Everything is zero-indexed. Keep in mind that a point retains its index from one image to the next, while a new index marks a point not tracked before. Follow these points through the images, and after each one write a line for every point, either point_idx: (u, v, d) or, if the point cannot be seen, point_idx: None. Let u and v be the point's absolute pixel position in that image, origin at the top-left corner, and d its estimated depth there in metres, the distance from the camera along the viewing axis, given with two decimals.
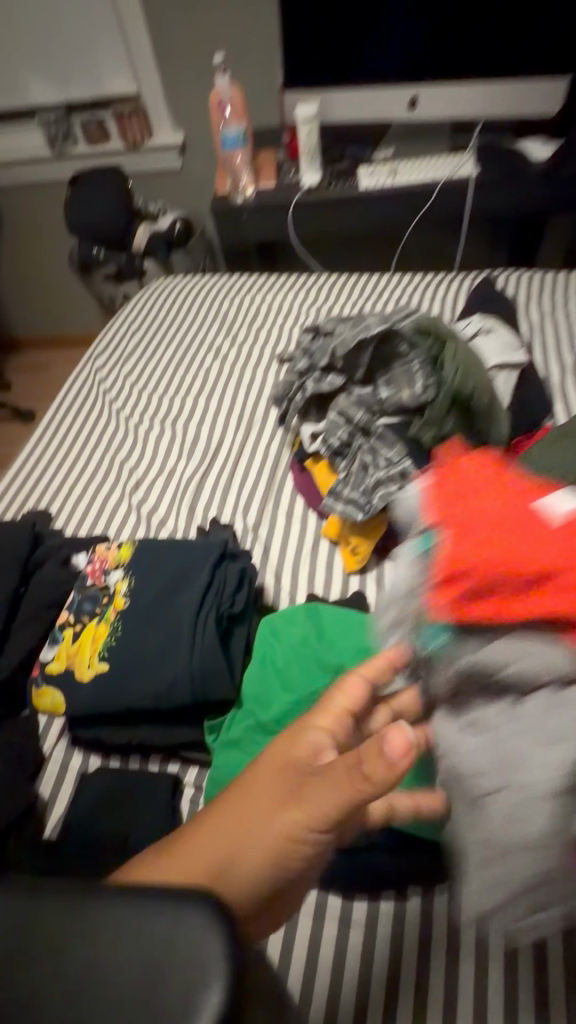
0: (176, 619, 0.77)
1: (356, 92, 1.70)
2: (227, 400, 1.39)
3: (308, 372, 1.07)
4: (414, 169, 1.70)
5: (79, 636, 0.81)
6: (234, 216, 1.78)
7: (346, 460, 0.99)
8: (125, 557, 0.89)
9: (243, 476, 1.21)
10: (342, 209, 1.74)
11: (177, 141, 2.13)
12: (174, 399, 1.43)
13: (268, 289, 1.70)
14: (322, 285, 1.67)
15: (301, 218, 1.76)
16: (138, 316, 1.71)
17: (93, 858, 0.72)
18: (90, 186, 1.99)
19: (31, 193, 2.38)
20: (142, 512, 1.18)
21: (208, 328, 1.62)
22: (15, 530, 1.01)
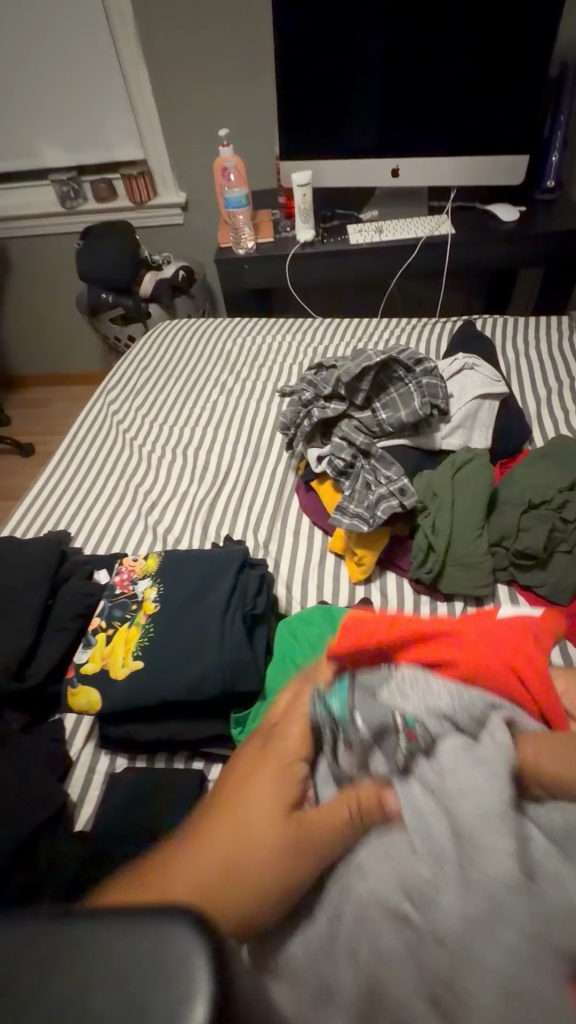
0: (205, 618, 0.84)
1: (345, 163, 1.92)
2: (234, 428, 1.51)
3: (313, 402, 1.17)
4: (398, 228, 1.90)
5: (113, 638, 0.87)
6: (235, 267, 1.95)
7: (351, 478, 1.09)
8: (152, 567, 0.96)
9: (251, 497, 1.31)
10: (334, 262, 1.92)
11: (180, 200, 2.32)
12: (184, 429, 1.53)
13: (267, 331, 1.85)
14: (317, 328, 1.83)
15: (297, 269, 1.94)
16: (146, 355, 1.83)
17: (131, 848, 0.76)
18: (101, 239, 2.16)
19: (40, 244, 2.54)
20: (157, 531, 1.26)
21: (213, 365, 1.75)
22: (44, 546, 1.08)
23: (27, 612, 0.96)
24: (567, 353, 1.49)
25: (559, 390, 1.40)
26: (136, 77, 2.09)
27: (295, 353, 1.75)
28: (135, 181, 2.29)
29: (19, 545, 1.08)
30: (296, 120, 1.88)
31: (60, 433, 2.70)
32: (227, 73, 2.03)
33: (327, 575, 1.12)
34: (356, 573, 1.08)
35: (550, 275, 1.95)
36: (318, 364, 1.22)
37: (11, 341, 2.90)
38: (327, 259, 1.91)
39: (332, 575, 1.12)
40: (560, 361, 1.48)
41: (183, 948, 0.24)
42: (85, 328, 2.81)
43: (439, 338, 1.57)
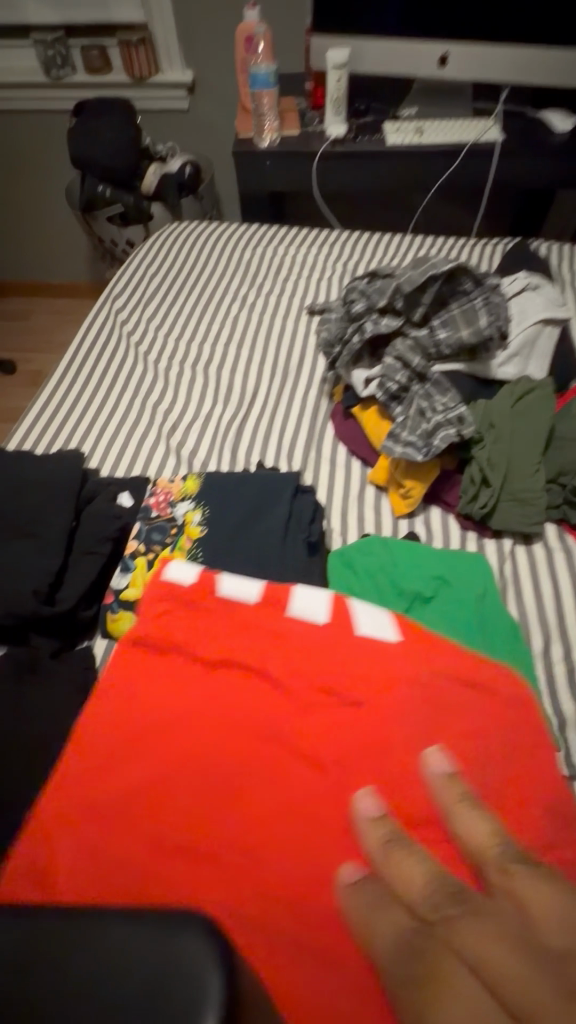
0: (267, 546, 0.79)
1: (387, 45, 1.67)
2: (258, 347, 1.37)
3: (362, 317, 1.06)
4: (441, 131, 1.70)
5: (154, 563, 0.81)
6: (255, 164, 1.72)
7: (403, 404, 1.00)
8: (192, 489, 0.88)
9: (282, 421, 1.21)
10: (368, 163, 1.71)
11: (187, 79, 2.01)
12: (203, 345, 1.39)
13: (291, 242, 1.67)
14: (345, 241, 1.66)
15: (325, 172, 1.73)
16: (155, 261, 1.64)
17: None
18: (97, 118, 1.87)
19: (22, 123, 2.19)
20: (180, 455, 1.16)
21: (230, 276, 1.57)
22: (66, 463, 0.98)
23: (54, 533, 0.88)
24: None
25: None
26: None
27: (323, 268, 1.59)
28: (135, 50, 1.96)
29: (38, 461, 0.98)
30: None
31: (46, 349, 2.45)
32: None
33: (368, 508, 1.06)
34: (400, 507, 1.02)
35: None
36: (368, 274, 1.10)
37: None
38: (359, 158, 1.70)
39: (373, 508, 1.05)
40: None
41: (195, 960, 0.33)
42: (74, 230, 2.50)
43: (485, 259, 1.44)
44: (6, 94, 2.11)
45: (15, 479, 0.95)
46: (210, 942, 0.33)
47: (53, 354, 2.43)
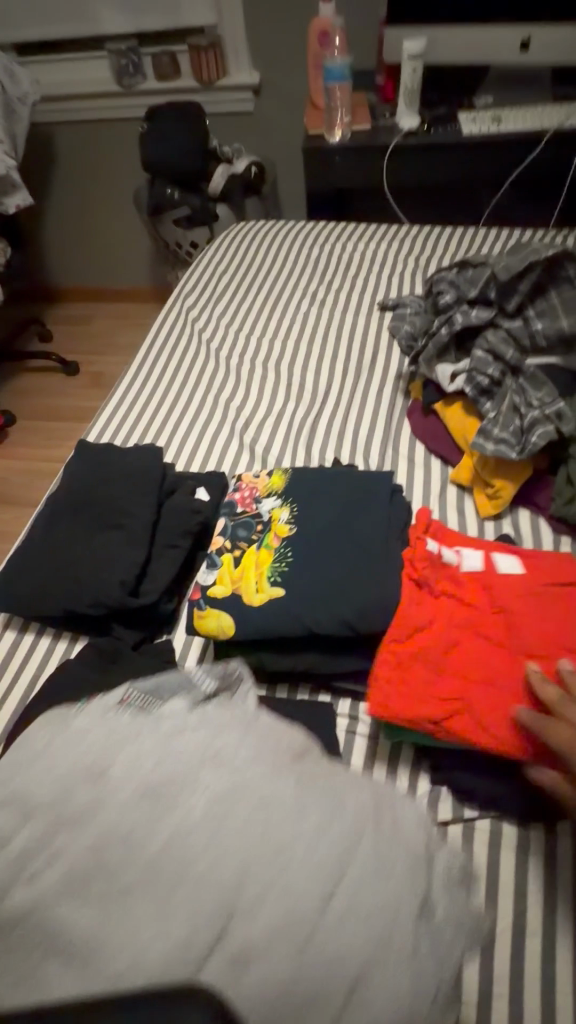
0: (366, 546, 0.75)
1: (465, 30, 1.61)
2: (330, 342, 1.35)
3: (450, 309, 1.02)
4: (520, 119, 1.63)
5: (242, 560, 0.78)
6: (324, 161, 1.71)
7: (494, 400, 0.95)
8: (278, 484, 0.86)
9: (358, 418, 1.18)
10: (441, 155, 1.66)
11: (253, 81, 2.02)
12: (273, 342, 1.37)
13: (359, 239, 1.63)
14: (417, 237, 1.61)
15: (396, 165, 1.69)
16: (224, 261, 1.64)
17: None
18: (166, 123, 1.90)
19: (94, 133, 2.27)
20: (254, 451, 1.15)
21: (300, 272, 1.56)
22: (148, 457, 0.99)
23: (138, 525, 0.89)
24: None
25: None
26: None
27: (395, 263, 1.54)
28: (205, 54, 1.98)
29: (122, 455, 0.99)
30: None
31: (108, 352, 2.50)
32: None
33: (450, 509, 1.00)
34: (488, 508, 0.97)
35: None
36: (456, 265, 1.06)
37: (54, 247, 2.65)
38: (432, 151, 1.65)
39: (457, 509, 1.00)
40: None
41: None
42: (137, 235, 2.53)
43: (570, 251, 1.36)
44: (82, 105, 2.20)
45: (101, 473, 0.96)
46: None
47: (114, 357, 2.48)
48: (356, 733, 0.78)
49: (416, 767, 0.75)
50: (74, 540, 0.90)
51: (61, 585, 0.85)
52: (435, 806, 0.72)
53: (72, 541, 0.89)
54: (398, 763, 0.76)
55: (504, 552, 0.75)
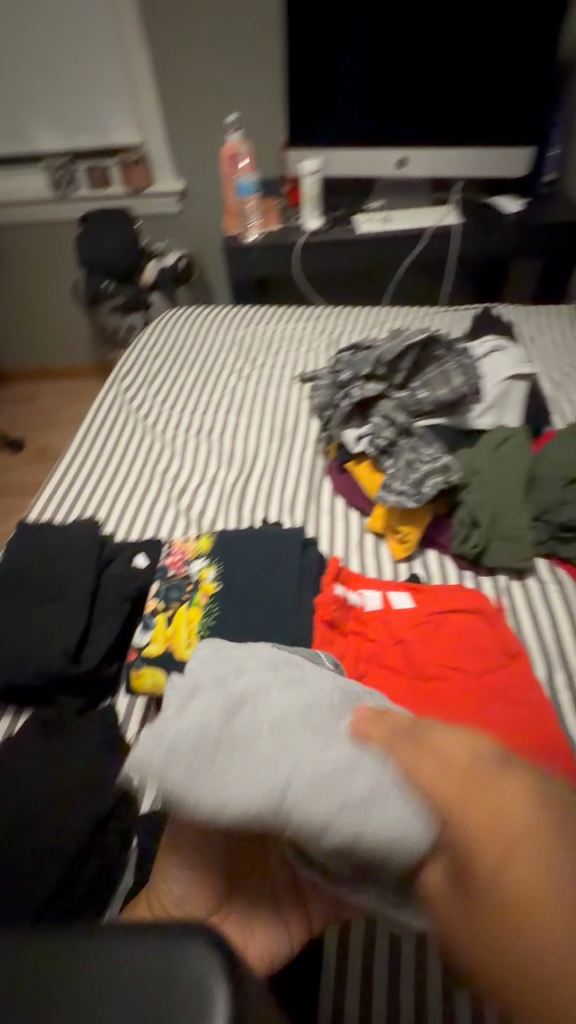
0: (282, 597, 0.85)
1: (351, 150, 1.92)
2: (256, 413, 1.50)
3: (349, 383, 1.19)
4: (406, 218, 1.93)
5: (173, 619, 0.86)
6: (242, 256, 1.95)
7: (392, 458, 1.10)
8: (205, 547, 0.96)
9: (284, 479, 1.30)
10: (343, 248, 1.92)
11: (178, 188, 2.29)
12: (204, 415, 1.51)
13: (279, 320, 1.84)
14: (329, 316, 1.82)
15: (306, 257, 1.94)
16: (158, 344, 1.80)
17: None
18: (100, 226, 2.11)
19: (34, 233, 2.46)
20: (189, 516, 1.24)
21: (227, 352, 1.73)
22: (86, 530, 1.06)
23: (78, 596, 0.95)
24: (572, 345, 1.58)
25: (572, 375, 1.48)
26: (138, 63, 2.04)
27: (311, 340, 1.74)
28: (134, 167, 2.23)
29: (61, 530, 1.06)
30: (307, 102, 1.88)
31: (54, 427, 2.58)
32: (222, 50, 1.98)
33: (368, 555, 1.12)
34: (400, 551, 1.09)
35: (551, 265, 2.00)
36: (351, 346, 1.24)
37: None
38: (336, 245, 1.91)
39: (374, 554, 1.12)
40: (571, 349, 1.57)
41: (194, 966, 0.24)
42: (79, 320, 2.70)
43: (454, 326, 1.60)
44: (21, 211, 2.40)
45: (41, 549, 1.03)
46: (212, 943, 0.25)
47: (60, 432, 2.56)
48: None
49: None
50: (15, 614, 0.94)
51: (3, 659, 0.88)
52: None
53: (13, 616, 0.94)
54: None
55: (397, 590, 0.89)
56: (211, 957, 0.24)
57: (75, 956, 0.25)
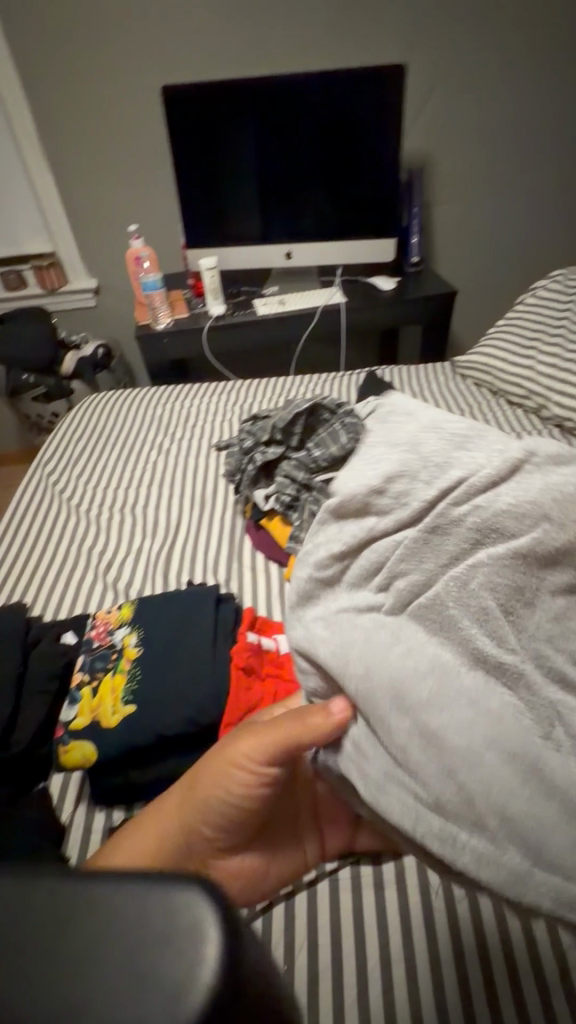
0: (200, 653, 0.91)
1: (243, 250, 2.20)
2: (177, 483, 1.60)
3: (253, 450, 1.33)
4: (299, 300, 2.18)
5: (99, 690, 0.90)
6: (156, 342, 2.12)
7: (298, 512, 1.22)
8: (127, 615, 1.01)
9: (207, 541, 1.39)
10: (247, 328, 2.14)
11: (92, 286, 2.48)
12: (129, 491, 1.59)
13: (194, 395, 1.99)
14: (240, 388, 1.99)
15: (214, 339, 2.14)
16: (80, 428, 1.89)
17: None
18: (17, 324, 2.23)
19: None
20: (117, 587, 1.29)
21: (147, 429, 1.84)
22: (10, 615, 1.09)
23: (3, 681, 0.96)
24: (450, 396, 1.82)
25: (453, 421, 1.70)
26: (44, 184, 2.26)
27: (225, 410, 1.90)
28: (47, 270, 2.40)
29: None
30: (200, 214, 2.16)
31: None
32: (119, 175, 2.25)
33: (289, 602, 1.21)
34: None
35: (429, 331, 2.31)
36: (252, 417, 1.40)
37: None
38: (240, 327, 2.13)
39: None
40: (449, 400, 1.81)
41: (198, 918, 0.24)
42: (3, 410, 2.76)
43: (348, 389, 1.81)
44: None
45: None
46: (212, 897, 0.25)
47: None
48: None
49: None
50: None
51: None
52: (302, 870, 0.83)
53: None
54: None
55: None
56: (209, 908, 0.24)
57: (91, 914, 0.24)
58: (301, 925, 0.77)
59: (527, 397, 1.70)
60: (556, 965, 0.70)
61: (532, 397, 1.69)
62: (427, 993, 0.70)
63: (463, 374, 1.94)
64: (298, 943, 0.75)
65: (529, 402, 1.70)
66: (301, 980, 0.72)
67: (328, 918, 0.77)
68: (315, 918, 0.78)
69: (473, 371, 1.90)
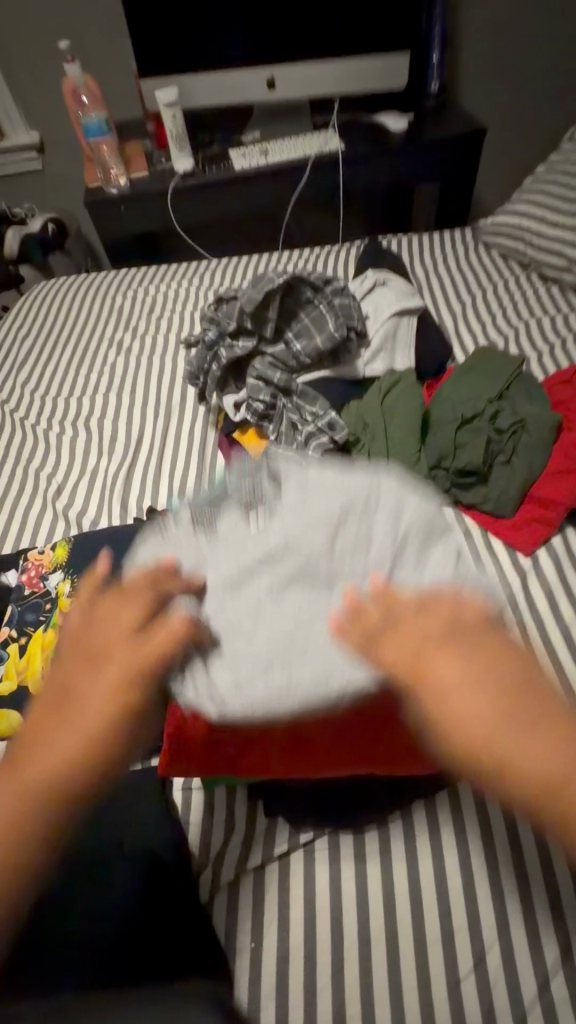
0: None
1: (213, 75, 1.70)
2: (136, 388, 1.34)
3: (217, 345, 1.06)
4: (284, 148, 1.73)
5: (27, 650, 0.75)
6: (110, 210, 1.73)
7: (274, 423, 0.99)
8: (62, 558, 0.84)
9: (172, 460, 1.18)
10: (221, 189, 1.72)
11: (33, 139, 2.00)
12: (81, 399, 1.35)
13: (159, 279, 1.65)
14: (214, 268, 1.65)
15: (182, 204, 1.74)
16: (27, 323, 1.60)
17: (101, 856, 0.66)
18: None
19: None
20: (68, 517, 1.10)
21: (104, 323, 1.54)
22: None
23: None
24: (470, 271, 1.48)
25: (472, 303, 1.38)
26: None
27: (197, 295, 1.58)
28: None
29: None
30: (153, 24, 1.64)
31: None
32: None
33: None
34: None
35: (447, 186, 1.87)
36: (218, 301, 1.11)
37: None
38: (212, 187, 1.71)
39: None
40: (466, 275, 1.47)
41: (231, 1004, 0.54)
42: None
43: (344, 264, 1.47)
44: None
45: None
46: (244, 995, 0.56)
47: None
48: (193, 788, 0.76)
49: (253, 809, 0.75)
50: None
51: None
52: (272, 842, 0.72)
53: None
54: (236, 808, 0.74)
55: None
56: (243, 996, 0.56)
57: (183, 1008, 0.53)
58: (271, 902, 0.68)
59: (567, 268, 1.37)
60: (556, 944, 0.63)
61: (573, 268, 1.35)
62: (408, 975, 0.63)
63: (487, 241, 1.56)
64: (267, 920, 0.67)
65: (567, 276, 1.37)
66: (270, 960, 0.65)
67: (301, 891, 0.69)
68: (286, 893, 0.69)
69: (500, 236, 1.53)
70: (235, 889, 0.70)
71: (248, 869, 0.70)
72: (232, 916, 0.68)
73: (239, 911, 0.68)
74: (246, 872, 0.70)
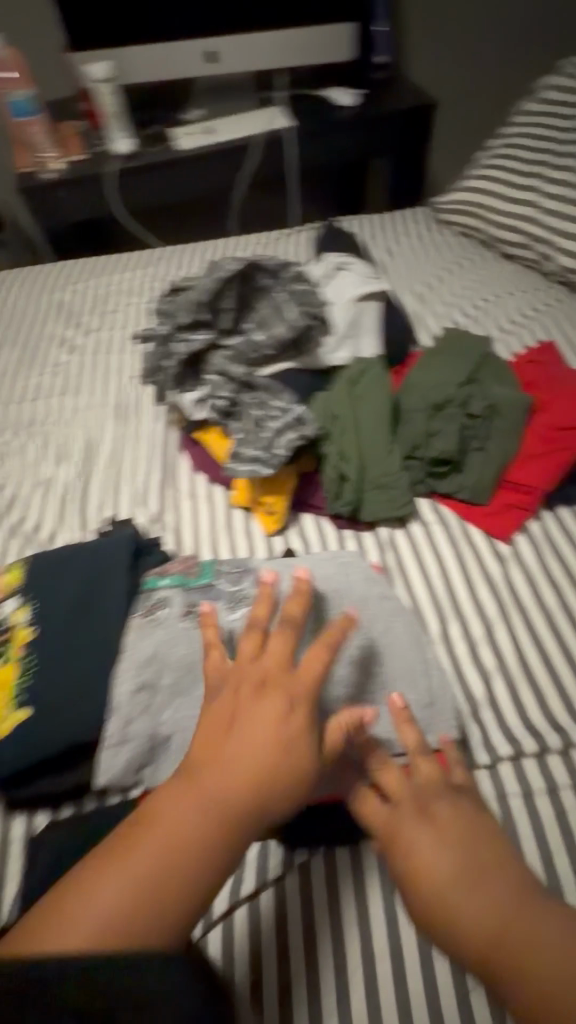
0: (110, 634, 0.71)
1: (149, 49, 1.60)
2: (89, 389, 1.26)
3: (171, 339, 0.99)
4: (231, 126, 1.64)
5: None
6: (48, 197, 1.61)
7: (238, 419, 0.93)
8: (16, 581, 0.77)
9: (133, 464, 1.11)
10: (166, 172, 1.63)
11: None
12: (29, 403, 1.25)
13: (107, 269, 1.55)
14: (165, 255, 1.56)
15: (126, 188, 1.64)
16: None
17: None
18: None
19: None
20: (22, 532, 1.02)
21: (50, 320, 1.44)
22: None
23: None
24: (429, 251, 1.45)
25: (434, 284, 1.35)
26: None
27: (148, 286, 1.49)
28: None
29: None
30: None
31: None
32: None
33: (237, 535, 0.97)
34: (269, 526, 0.95)
35: (401, 163, 1.82)
36: (169, 291, 1.03)
37: None
38: (156, 169, 1.62)
39: (244, 532, 0.97)
40: (426, 255, 1.44)
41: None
42: None
43: (301, 248, 1.41)
44: None
45: None
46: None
47: None
48: None
49: None
50: None
51: None
52: (265, 866, 0.68)
53: None
54: None
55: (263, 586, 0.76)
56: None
57: None
58: (268, 930, 0.64)
59: (527, 244, 1.35)
60: None
61: (532, 244, 1.34)
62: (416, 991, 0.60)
63: (446, 219, 1.53)
64: (266, 950, 0.63)
65: (527, 252, 1.35)
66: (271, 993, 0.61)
67: (299, 916, 0.65)
68: (284, 919, 0.65)
69: (459, 213, 1.49)
70: (228, 921, 0.65)
71: (241, 897, 0.66)
72: (228, 951, 0.64)
73: (235, 944, 0.64)
74: (240, 901, 0.66)
